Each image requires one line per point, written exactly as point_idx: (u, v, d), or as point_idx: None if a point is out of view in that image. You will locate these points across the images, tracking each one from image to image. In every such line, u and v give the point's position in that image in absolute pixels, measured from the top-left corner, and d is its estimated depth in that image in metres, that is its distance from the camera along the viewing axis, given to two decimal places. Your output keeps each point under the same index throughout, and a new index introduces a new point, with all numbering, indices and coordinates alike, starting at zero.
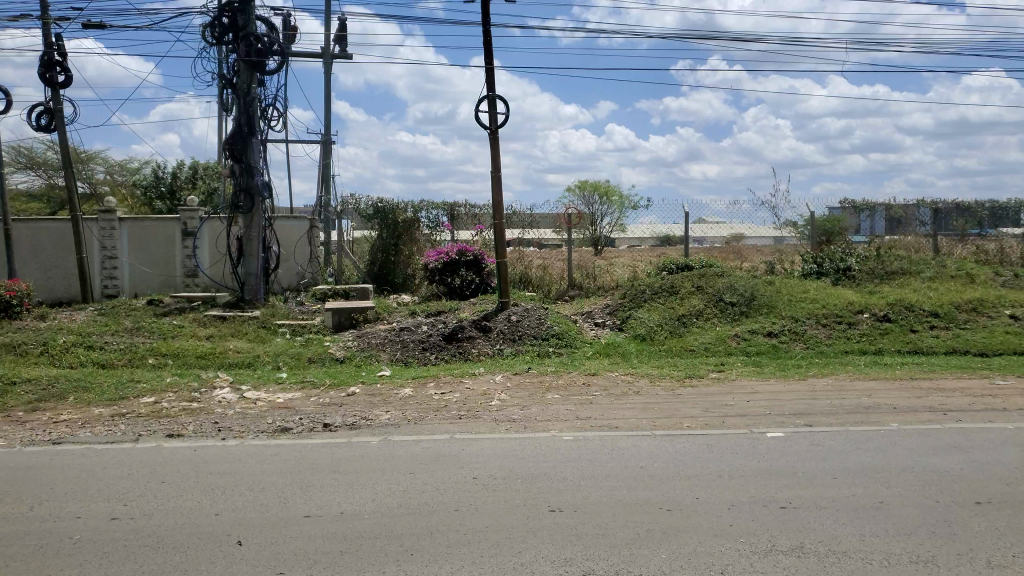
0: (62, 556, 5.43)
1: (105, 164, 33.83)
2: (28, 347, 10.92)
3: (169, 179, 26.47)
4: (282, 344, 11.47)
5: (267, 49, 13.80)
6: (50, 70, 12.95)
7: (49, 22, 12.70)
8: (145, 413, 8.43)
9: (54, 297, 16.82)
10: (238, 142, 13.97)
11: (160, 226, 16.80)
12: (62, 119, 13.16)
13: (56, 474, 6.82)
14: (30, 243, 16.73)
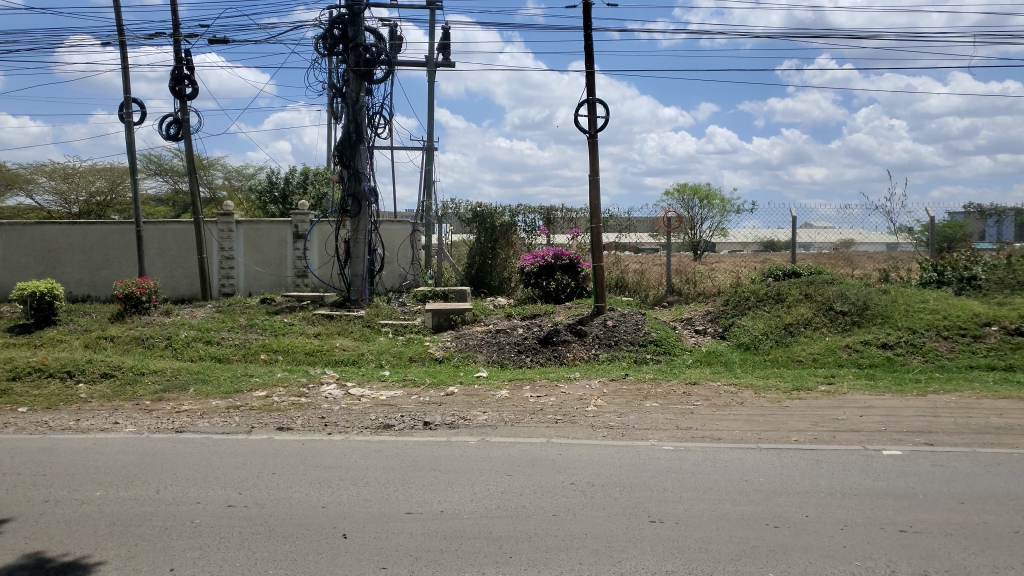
0: (184, 538, 5.79)
1: (224, 170, 35.95)
2: (155, 341, 11.72)
3: (282, 184, 27.88)
4: (385, 343, 11.83)
5: (376, 60, 14.32)
6: (179, 83, 13.87)
7: (179, 39, 13.61)
8: (258, 407, 8.87)
9: (178, 294, 18.01)
10: (347, 149, 14.52)
11: (274, 228, 17.63)
12: (189, 129, 14.07)
13: (179, 460, 7.28)
14: (157, 244, 17.97)
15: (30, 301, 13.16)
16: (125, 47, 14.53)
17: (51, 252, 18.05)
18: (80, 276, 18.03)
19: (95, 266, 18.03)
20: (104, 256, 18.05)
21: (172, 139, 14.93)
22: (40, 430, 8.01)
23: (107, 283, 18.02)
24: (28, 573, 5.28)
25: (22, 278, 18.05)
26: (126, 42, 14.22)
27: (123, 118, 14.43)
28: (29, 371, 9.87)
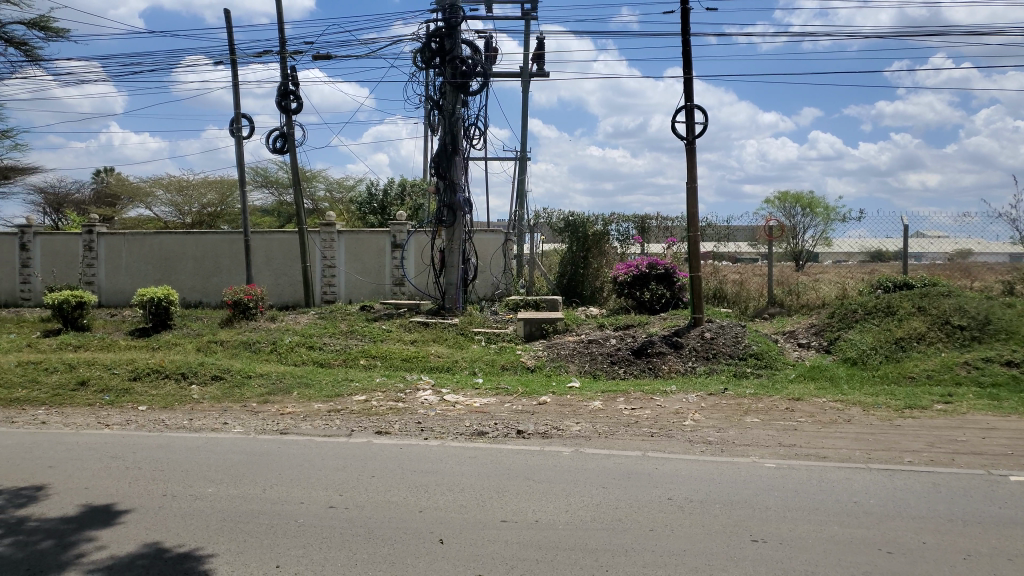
0: (288, 537, 5.99)
1: (326, 182, 37.37)
2: (262, 345, 12.27)
3: (381, 196, 28.73)
4: (478, 351, 11.96)
5: (471, 72, 14.55)
6: (285, 99, 14.51)
7: (286, 56, 14.25)
8: (358, 410, 9.12)
9: (282, 301, 18.79)
10: (443, 160, 14.81)
11: (373, 238, 18.19)
12: (294, 142, 14.68)
13: (284, 460, 7.57)
14: (264, 253, 18.80)
15: (149, 306, 14.00)
16: (236, 66, 15.34)
17: (168, 260, 19.18)
18: (194, 283, 19.08)
19: (207, 274, 19.05)
20: (215, 264, 19.04)
21: (279, 152, 15.63)
22: (158, 428, 8.49)
23: (218, 290, 19.00)
24: (148, 561, 5.59)
25: (141, 285, 19.26)
26: (237, 62, 15.02)
27: (234, 133, 15.20)
28: (148, 372, 10.49)
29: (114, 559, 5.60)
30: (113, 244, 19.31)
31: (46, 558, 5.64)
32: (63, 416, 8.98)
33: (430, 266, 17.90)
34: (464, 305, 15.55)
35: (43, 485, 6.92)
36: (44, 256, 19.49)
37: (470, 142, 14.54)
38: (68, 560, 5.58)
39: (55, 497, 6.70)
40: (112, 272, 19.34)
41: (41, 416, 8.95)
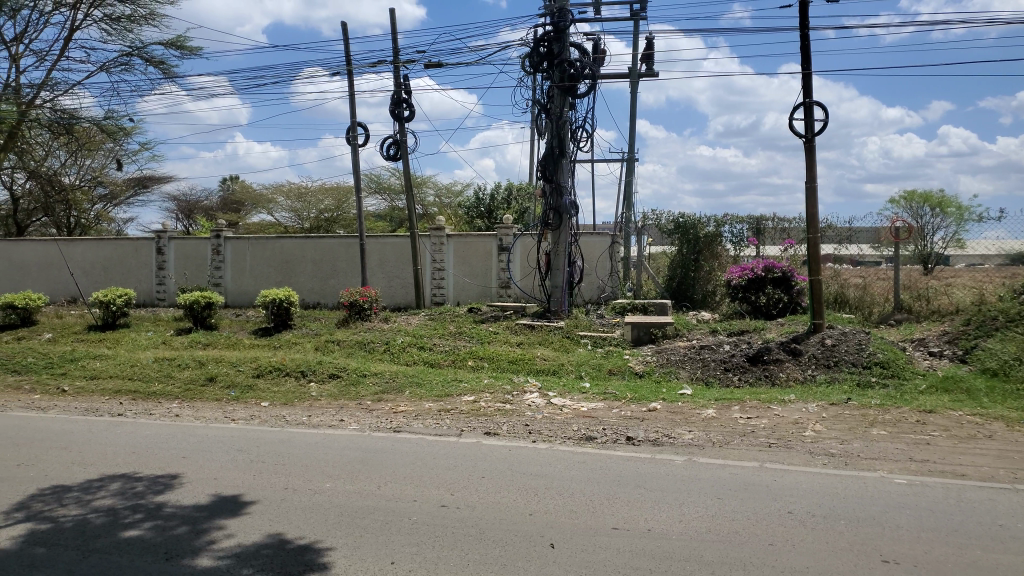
0: (403, 533, 6.12)
1: (435, 188, 38.31)
2: (375, 345, 12.66)
3: (488, 200, 29.13)
4: (585, 355, 11.90)
5: (580, 74, 14.50)
6: (398, 107, 14.95)
7: (399, 66, 14.67)
8: (467, 411, 9.24)
9: (394, 302, 19.37)
10: (550, 164, 14.85)
11: (481, 241, 18.45)
12: (406, 149, 15.08)
13: (397, 458, 7.76)
14: (378, 256, 19.40)
15: (271, 307, 14.72)
16: (351, 77, 15.95)
17: (288, 263, 20.14)
18: (312, 285, 19.96)
19: (324, 276, 19.87)
20: (332, 267, 19.84)
21: (391, 159, 16.11)
22: (279, 423, 8.89)
23: (334, 291, 19.79)
24: (272, 551, 5.85)
25: (264, 286, 20.31)
26: (352, 73, 15.61)
27: (350, 141, 15.78)
28: (270, 369, 11.03)
29: (241, 548, 5.89)
30: (238, 248, 20.46)
31: (182, 542, 6.01)
32: (195, 410, 9.57)
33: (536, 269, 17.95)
34: (569, 308, 15.54)
35: (178, 473, 7.39)
36: (177, 259, 20.91)
37: (577, 145, 14.51)
38: (200, 546, 5.91)
39: (188, 485, 7.12)
40: (239, 274, 20.49)
41: (176, 410, 9.57)
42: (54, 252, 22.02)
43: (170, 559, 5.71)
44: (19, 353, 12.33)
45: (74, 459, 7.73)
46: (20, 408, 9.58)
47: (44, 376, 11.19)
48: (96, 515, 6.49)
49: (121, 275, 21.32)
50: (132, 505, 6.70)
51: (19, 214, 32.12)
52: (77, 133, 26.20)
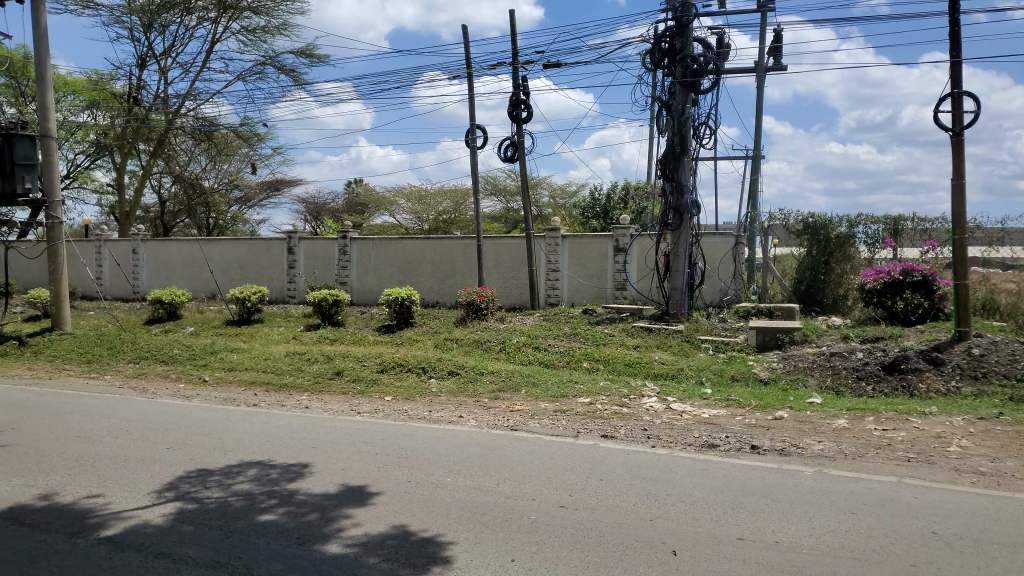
0: (522, 532, 6.13)
1: (550, 188, 38.57)
2: (491, 344, 12.85)
3: (603, 201, 29.11)
4: (705, 359, 11.59)
5: (703, 70, 14.12)
6: (516, 108, 15.07)
7: (518, 67, 14.80)
8: (583, 413, 9.19)
9: (510, 303, 19.59)
10: (671, 161, 14.59)
11: (596, 242, 18.34)
12: (524, 150, 15.19)
13: (515, 456, 7.81)
14: (494, 256, 19.66)
15: (393, 305, 15.19)
16: (470, 79, 16.25)
17: (409, 263, 20.75)
18: (431, 285, 20.50)
19: (443, 276, 20.36)
20: (450, 267, 20.29)
21: (508, 161, 16.28)
22: (401, 417, 9.16)
23: (452, 291, 20.24)
24: (397, 541, 6.01)
25: (386, 286, 21.02)
26: (472, 76, 15.89)
27: (468, 143, 16.04)
28: (393, 365, 11.38)
29: (367, 537, 6.09)
30: (363, 248, 21.25)
31: (313, 528, 6.28)
32: (324, 402, 10.00)
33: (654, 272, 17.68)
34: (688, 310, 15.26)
35: (308, 463, 7.73)
36: (306, 259, 21.97)
37: (700, 143, 14.17)
38: (330, 533, 6.15)
39: (318, 474, 7.44)
40: (363, 273, 21.29)
41: (305, 401, 10.04)
42: (195, 251, 23.67)
43: (303, 544, 5.98)
44: (167, 344, 13.31)
45: (216, 445, 8.25)
46: (169, 395, 10.34)
47: (188, 366, 12.04)
48: (235, 499, 6.89)
49: (255, 273, 22.66)
50: (268, 491, 7.06)
51: (166, 215, 34.90)
52: (218, 139, 28.13)
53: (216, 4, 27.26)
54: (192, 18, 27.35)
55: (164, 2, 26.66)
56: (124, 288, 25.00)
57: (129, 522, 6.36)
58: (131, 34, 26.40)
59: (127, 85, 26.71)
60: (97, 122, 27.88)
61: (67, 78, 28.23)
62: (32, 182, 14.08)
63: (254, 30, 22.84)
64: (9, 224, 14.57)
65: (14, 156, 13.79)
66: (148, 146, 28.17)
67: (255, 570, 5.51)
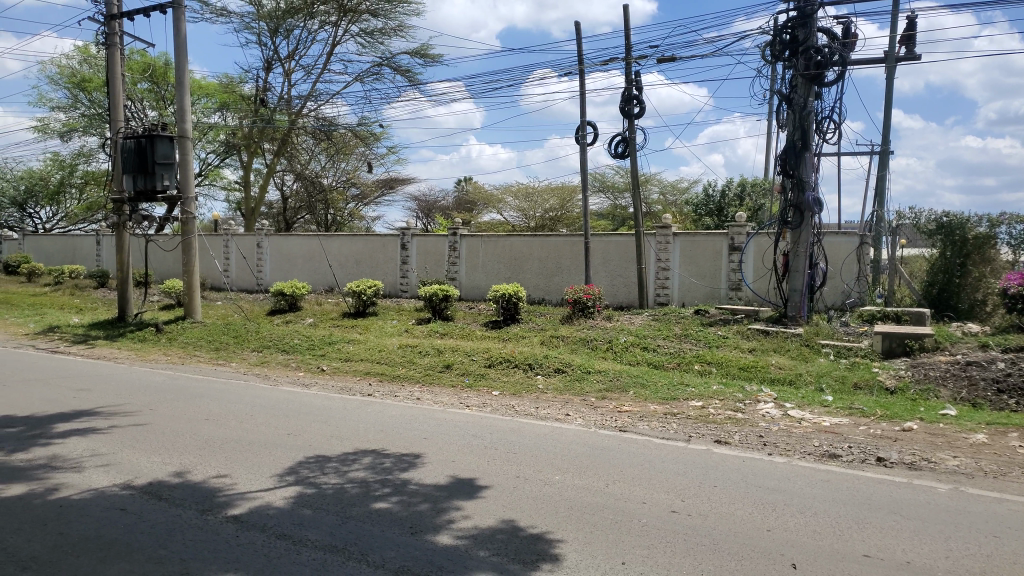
0: (633, 535, 6.03)
1: (660, 185, 38.00)
2: (599, 343, 12.75)
3: (718, 198, 28.95)
4: (826, 365, 11.07)
5: (828, 61, 13.49)
6: (628, 104, 14.89)
7: (631, 62, 14.60)
8: (695, 416, 8.97)
9: (617, 301, 19.41)
10: (791, 157, 14.04)
11: (710, 240, 17.92)
12: (635, 146, 14.98)
13: (625, 459, 7.70)
14: (602, 254, 19.54)
15: (500, 301, 15.33)
16: (582, 76, 16.19)
17: (516, 260, 20.92)
18: (538, 282, 20.60)
19: (550, 274, 20.40)
20: (557, 265, 20.30)
21: (618, 157, 16.09)
22: (510, 413, 9.22)
23: (559, 289, 20.25)
24: (507, 536, 6.04)
25: (494, 282, 21.25)
26: (584, 73, 15.83)
27: (579, 140, 15.98)
28: (500, 360, 11.48)
29: (477, 530, 6.14)
30: (472, 245, 21.58)
31: (425, 518, 6.40)
32: (433, 394, 10.21)
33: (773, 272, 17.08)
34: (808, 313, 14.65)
35: (420, 453, 7.91)
36: (418, 254, 22.52)
37: (823, 137, 13.53)
38: (441, 524, 6.25)
39: (429, 465, 7.60)
40: (471, 270, 21.61)
41: (416, 393, 10.28)
42: (314, 245, 24.74)
43: (415, 533, 6.10)
44: (288, 335, 13.94)
45: (332, 432, 8.57)
46: (290, 383, 10.83)
47: (307, 356, 12.58)
48: (351, 485, 7.12)
49: (370, 267, 23.44)
50: (382, 480, 7.26)
51: (288, 212, 36.81)
52: (337, 138, 29.31)
53: (337, 8, 28.35)
54: (315, 22, 28.58)
55: (289, 8, 28.05)
56: (248, 281, 26.45)
57: (254, 503, 6.69)
58: (259, 39, 27.91)
59: (254, 87, 28.27)
60: (228, 123, 29.70)
61: (202, 82, 30.25)
62: (172, 180, 15.21)
63: (372, 32, 23.62)
64: (150, 219, 15.72)
65: (156, 155, 14.94)
66: (272, 145, 29.69)
67: (370, 556, 5.67)
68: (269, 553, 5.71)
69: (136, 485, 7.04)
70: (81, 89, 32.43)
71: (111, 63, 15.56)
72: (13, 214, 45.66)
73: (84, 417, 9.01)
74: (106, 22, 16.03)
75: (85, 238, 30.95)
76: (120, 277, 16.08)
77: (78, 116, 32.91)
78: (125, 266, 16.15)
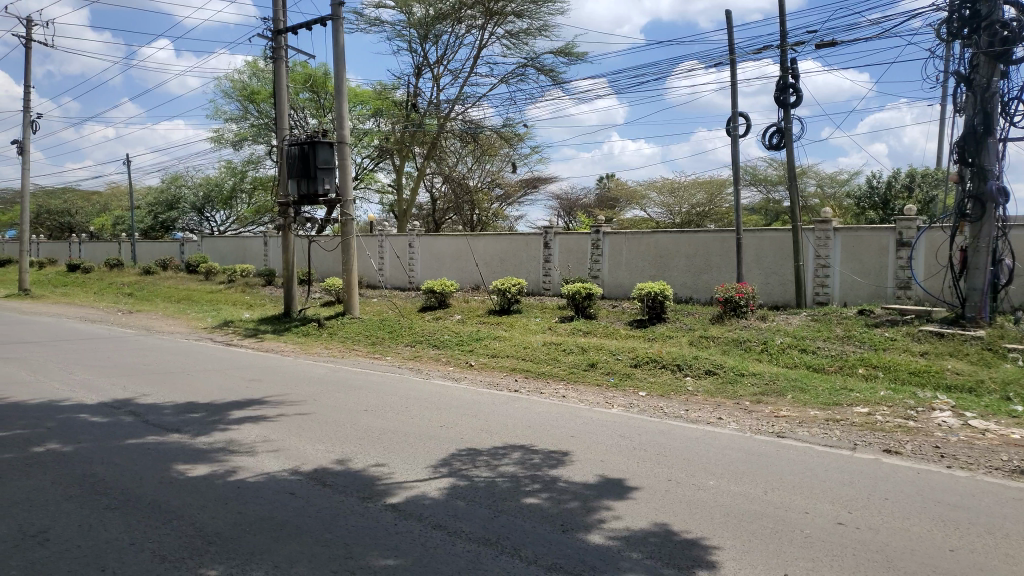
0: (796, 546, 5.71)
1: (817, 177, 36.21)
2: (752, 344, 12.28)
3: (882, 190, 27.60)
4: (1013, 372, 10.05)
5: (1016, 36, 12.24)
6: (783, 93, 14.20)
7: (787, 49, 13.91)
8: (860, 423, 8.42)
9: (771, 300, 18.64)
10: (971, 143, 12.87)
11: (875, 235, 16.83)
12: (791, 136, 14.26)
13: (784, 465, 7.34)
14: (755, 251, 18.85)
15: (646, 300, 15.12)
16: (731, 66, 15.63)
17: (662, 257, 20.56)
18: (685, 280, 20.12)
19: (698, 271, 19.88)
20: (705, 262, 19.74)
21: (772, 149, 15.36)
22: (659, 414, 9.06)
23: (706, 287, 19.67)
24: (660, 540, 5.90)
25: (639, 280, 20.97)
26: (733, 63, 15.28)
27: (729, 133, 15.44)
28: (647, 360, 11.31)
29: (629, 532, 6.06)
30: (615, 242, 21.44)
31: (575, 517, 6.39)
32: (579, 392, 10.24)
33: (947, 269, 15.73)
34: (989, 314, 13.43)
35: (568, 451, 7.92)
36: (561, 252, 22.64)
37: (1008, 121, 12.30)
38: (592, 523, 6.22)
39: (578, 463, 7.60)
40: (614, 267, 21.46)
41: (563, 390, 10.33)
42: (462, 245, 25.52)
43: (566, 531, 6.09)
44: (439, 330, 14.46)
45: (482, 426, 8.78)
46: (442, 377, 11.20)
47: (457, 351, 12.98)
48: (502, 480, 7.25)
49: (514, 265, 23.82)
50: (532, 475, 7.33)
51: (436, 213, 38.27)
52: (482, 140, 30.05)
53: (483, 12, 28.97)
54: (462, 26, 29.44)
55: (438, 15, 29.09)
56: (400, 279, 27.66)
57: (410, 492, 6.96)
58: (410, 46, 29.09)
59: (405, 93, 29.63)
60: (381, 129, 31.27)
61: (357, 91, 31.98)
62: (330, 184, 16.10)
63: (518, 33, 24.01)
64: (312, 221, 16.75)
65: (317, 161, 15.92)
66: (422, 149, 30.91)
67: (522, 551, 5.73)
68: (426, 543, 5.89)
69: (303, 471, 7.51)
70: (251, 102, 35.15)
71: (278, 76, 16.74)
72: (193, 216, 50.25)
73: (257, 405, 9.74)
74: (273, 37, 17.24)
75: (254, 240, 33.62)
76: (286, 276, 17.29)
77: (247, 126, 35.78)
78: (290, 266, 17.34)
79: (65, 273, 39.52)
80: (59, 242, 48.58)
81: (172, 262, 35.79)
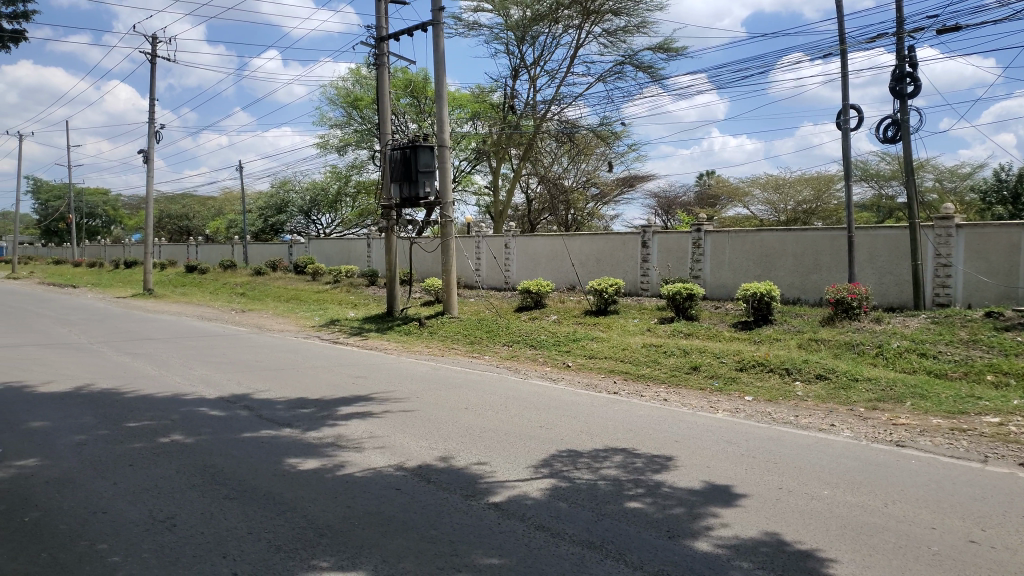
0: (923, 563, 5.38)
1: (936, 171, 34.27)
2: (866, 347, 11.72)
3: (1012, 183, 25.90)
4: None
5: None
6: (899, 83, 13.47)
7: (904, 36, 13.19)
8: (990, 434, 7.88)
9: (887, 301, 17.75)
10: None
11: (1005, 232, 15.77)
12: (907, 128, 13.49)
13: (906, 476, 6.96)
14: (868, 250, 18.00)
15: (751, 301, 14.69)
16: (842, 57, 14.98)
17: (766, 257, 19.93)
18: (792, 280, 19.44)
19: (806, 271, 19.18)
20: (814, 261, 19.05)
21: (885, 142, 14.59)
22: (767, 420, 8.78)
23: (815, 287, 18.95)
24: (772, 550, 5.70)
25: (742, 279, 20.41)
26: (844, 54, 14.64)
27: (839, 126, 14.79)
28: (753, 364, 10.98)
29: (738, 541, 5.88)
30: (717, 241, 20.94)
31: (681, 523, 6.25)
32: (682, 396, 10.05)
33: None
34: None
35: (672, 456, 7.78)
36: (659, 252, 22.31)
37: None
38: (699, 530, 6.08)
39: (682, 468, 7.45)
40: (716, 267, 20.95)
41: (664, 394, 10.16)
42: (558, 245, 25.53)
43: (673, 538, 5.98)
44: (536, 330, 14.53)
45: (584, 429, 8.74)
46: (541, 377, 11.25)
47: (554, 351, 12.99)
48: (605, 483, 7.19)
49: (611, 265, 23.62)
50: (635, 479, 7.24)
51: (531, 213, 38.48)
52: (579, 139, 30.01)
53: (580, 11, 28.94)
54: (559, 27, 29.52)
55: (535, 16, 29.26)
56: (496, 279, 27.95)
57: (512, 492, 7.01)
58: (508, 48, 29.38)
59: (503, 96, 29.97)
60: (479, 132, 31.75)
61: (455, 95, 32.59)
62: (430, 186, 16.41)
63: (616, 32, 23.83)
64: (413, 223, 17.13)
65: (418, 164, 16.28)
66: (518, 150, 31.16)
67: (628, 556, 5.65)
68: (529, 543, 5.92)
69: (407, 467, 7.69)
70: (354, 107, 36.37)
71: (381, 82, 17.22)
72: (300, 220, 52.41)
73: (363, 402, 10.05)
74: (376, 45, 17.75)
75: (357, 241, 34.83)
76: (388, 277, 17.77)
77: (351, 131, 37.07)
78: (392, 267, 17.82)
79: (184, 273, 42.09)
80: (179, 244, 51.74)
81: (280, 262, 37.52)
